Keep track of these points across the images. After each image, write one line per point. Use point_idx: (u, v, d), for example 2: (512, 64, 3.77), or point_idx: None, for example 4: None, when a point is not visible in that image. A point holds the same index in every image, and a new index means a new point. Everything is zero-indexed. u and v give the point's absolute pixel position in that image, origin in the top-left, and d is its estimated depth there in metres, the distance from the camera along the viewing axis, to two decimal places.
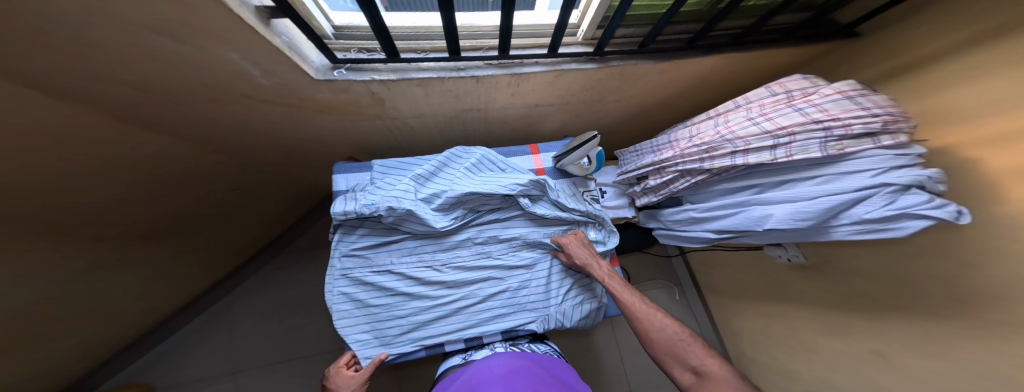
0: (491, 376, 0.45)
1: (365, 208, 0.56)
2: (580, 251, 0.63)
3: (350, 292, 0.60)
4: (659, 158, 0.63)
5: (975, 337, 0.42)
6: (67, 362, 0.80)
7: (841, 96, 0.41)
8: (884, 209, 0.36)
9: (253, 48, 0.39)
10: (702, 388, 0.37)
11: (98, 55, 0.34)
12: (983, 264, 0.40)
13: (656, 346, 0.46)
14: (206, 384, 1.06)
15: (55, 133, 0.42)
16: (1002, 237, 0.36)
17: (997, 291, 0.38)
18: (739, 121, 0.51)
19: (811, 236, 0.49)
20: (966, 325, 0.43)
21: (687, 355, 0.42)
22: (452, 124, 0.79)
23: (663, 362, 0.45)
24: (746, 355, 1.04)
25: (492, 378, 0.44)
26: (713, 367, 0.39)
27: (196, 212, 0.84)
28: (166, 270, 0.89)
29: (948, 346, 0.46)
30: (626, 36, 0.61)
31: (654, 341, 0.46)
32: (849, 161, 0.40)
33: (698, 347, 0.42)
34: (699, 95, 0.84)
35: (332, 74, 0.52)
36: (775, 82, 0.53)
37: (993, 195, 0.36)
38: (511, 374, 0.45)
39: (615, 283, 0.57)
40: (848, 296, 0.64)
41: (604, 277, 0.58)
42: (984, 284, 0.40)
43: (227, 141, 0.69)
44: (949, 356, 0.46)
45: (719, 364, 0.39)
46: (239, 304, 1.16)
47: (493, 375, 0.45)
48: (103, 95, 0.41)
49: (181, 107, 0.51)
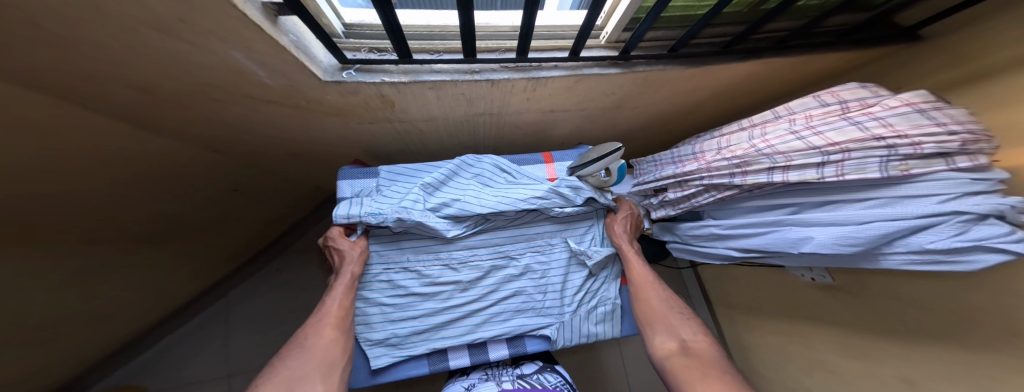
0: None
1: (372, 217, 0.54)
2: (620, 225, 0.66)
3: (364, 289, 0.57)
4: (682, 170, 0.60)
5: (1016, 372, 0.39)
6: (58, 365, 0.77)
7: (910, 109, 0.36)
8: (952, 240, 0.31)
9: (261, 48, 0.36)
10: (691, 356, 0.43)
11: (89, 52, 0.31)
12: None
13: (654, 315, 0.52)
14: (198, 387, 1.03)
15: (45, 135, 0.39)
16: None
17: None
18: (780, 134, 0.47)
19: (856, 262, 0.45)
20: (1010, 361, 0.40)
21: (679, 331, 0.48)
22: (463, 128, 0.76)
23: (649, 330, 0.51)
24: (757, 372, 0.99)
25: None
26: (703, 344, 0.45)
27: (195, 213, 0.81)
28: (162, 272, 0.86)
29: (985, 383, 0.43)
30: (654, 39, 0.57)
31: (655, 312, 0.53)
32: (913, 184, 0.35)
33: (693, 326, 0.49)
34: (725, 102, 0.80)
35: (342, 75, 0.48)
36: (826, 90, 0.48)
37: None
38: None
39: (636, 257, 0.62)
40: (879, 320, 0.60)
41: (626, 248, 0.62)
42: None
43: (228, 141, 0.66)
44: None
45: (708, 345, 0.45)
46: (238, 306, 1.14)
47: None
48: (96, 94, 0.39)
49: (181, 107, 0.48)
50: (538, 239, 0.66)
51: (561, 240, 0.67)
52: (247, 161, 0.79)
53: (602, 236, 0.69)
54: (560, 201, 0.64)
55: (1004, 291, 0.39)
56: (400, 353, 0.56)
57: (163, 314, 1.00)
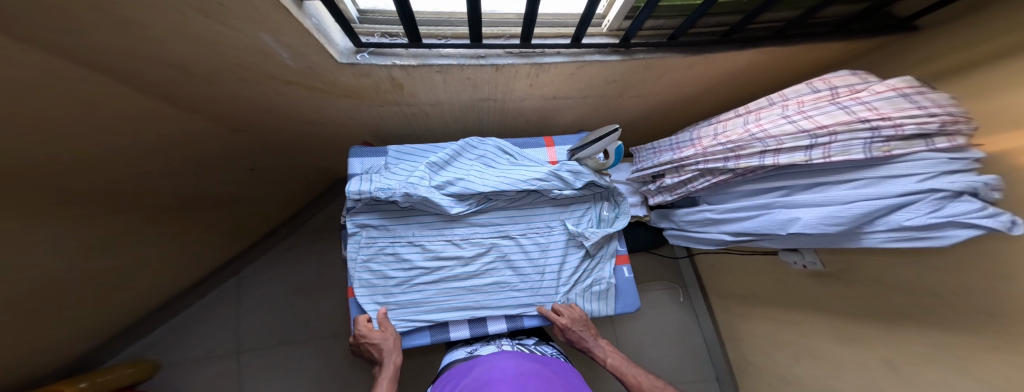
0: (504, 376, 0.47)
1: (381, 192, 0.57)
2: (576, 335, 0.62)
3: (370, 262, 0.60)
4: (679, 156, 0.62)
5: (985, 347, 0.41)
6: (89, 330, 0.83)
7: (894, 93, 0.38)
8: (928, 216, 0.33)
9: (287, 30, 0.40)
10: None
11: (135, 31, 0.34)
12: (996, 278, 0.38)
13: None
14: (214, 358, 1.09)
15: (93, 110, 0.44)
16: (1015, 248, 0.36)
17: (1005, 304, 0.38)
18: (773, 119, 0.49)
19: (839, 242, 0.47)
20: (980, 337, 0.42)
21: None
22: (467, 114, 0.78)
23: None
24: (748, 359, 1.02)
25: (507, 379, 0.46)
26: None
27: (213, 190, 0.86)
28: (182, 247, 0.91)
29: (962, 360, 0.44)
30: (654, 28, 0.59)
31: None
32: (895, 164, 0.37)
33: None
34: (724, 91, 0.81)
35: (356, 57, 0.51)
36: (819, 77, 0.49)
37: (1013, 207, 0.35)
38: (523, 377, 0.47)
39: (620, 361, 0.63)
40: (859, 304, 0.62)
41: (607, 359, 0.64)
42: (995, 300, 0.39)
43: (246, 120, 0.70)
44: (961, 369, 0.45)
45: None
46: (250, 283, 1.19)
47: (506, 375, 0.48)
48: (137, 71, 0.42)
49: (207, 85, 0.52)
50: (538, 220, 0.70)
51: (560, 222, 0.70)
52: (261, 141, 0.83)
53: (598, 218, 0.72)
54: (559, 184, 0.67)
55: (973, 271, 0.42)
56: (404, 324, 0.60)
57: (182, 287, 1.06)
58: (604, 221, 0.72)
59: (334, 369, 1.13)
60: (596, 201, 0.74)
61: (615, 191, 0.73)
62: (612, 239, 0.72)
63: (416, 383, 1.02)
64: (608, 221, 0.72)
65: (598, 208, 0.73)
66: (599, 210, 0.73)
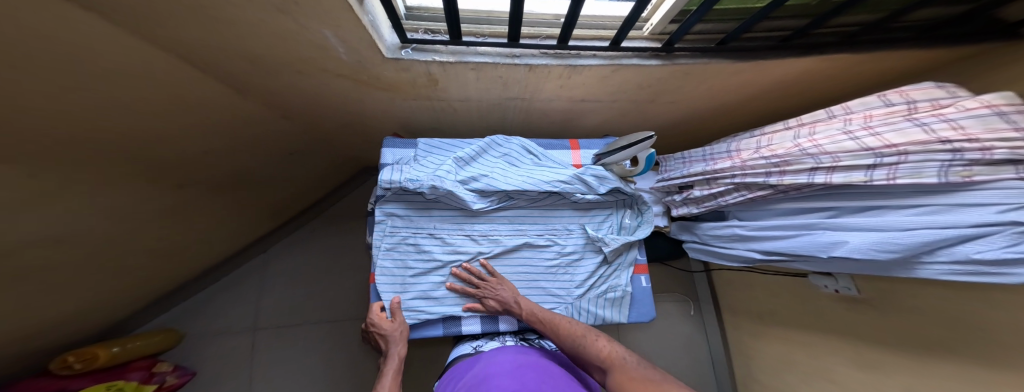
0: (500, 369, 0.47)
1: (410, 183, 0.58)
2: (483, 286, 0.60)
3: (393, 250, 0.62)
4: (712, 168, 0.61)
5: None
6: (134, 292, 0.90)
7: (989, 111, 0.33)
8: (1002, 250, 0.30)
9: (345, 26, 0.41)
10: (613, 367, 0.46)
11: (214, 24, 0.37)
12: None
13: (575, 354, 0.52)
14: (234, 326, 1.16)
15: (165, 91, 0.48)
16: None
17: None
18: (831, 134, 0.46)
19: (888, 270, 0.44)
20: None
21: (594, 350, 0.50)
22: (494, 111, 0.79)
23: (584, 365, 0.52)
24: (758, 380, 0.97)
25: (503, 372, 0.46)
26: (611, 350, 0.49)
27: (251, 170, 0.91)
28: (221, 222, 0.97)
29: None
30: (701, 31, 0.57)
31: (572, 349, 0.53)
32: (973, 192, 0.33)
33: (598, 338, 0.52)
34: (766, 100, 0.77)
35: (400, 53, 0.52)
36: (895, 90, 0.46)
37: None
38: (520, 369, 0.47)
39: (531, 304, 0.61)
40: (899, 336, 0.57)
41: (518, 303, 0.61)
42: None
43: (286, 106, 0.74)
44: None
45: (614, 348, 0.50)
46: (273, 260, 1.26)
47: (503, 369, 0.48)
48: (206, 58, 0.46)
49: (260, 74, 0.55)
50: (557, 222, 0.70)
51: (579, 226, 0.70)
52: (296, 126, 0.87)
53: (618, 225, 0.71)
54: (582, 188, 0.66)
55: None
56: (416, 314, 0.60)
57: (216, 259, 1.13)
58: (625, 229, 0.71)
59: (343, 347, 1.18)
60: (618, 208, 0.73)
61: (639, 199, 0.71)
62: (631, 247, 0.70)
63: (417, 369, 1.04)
64: (628, 229, 0.71)
65: (620, 216, 0.72)
66: (621, 217, 0.72)
